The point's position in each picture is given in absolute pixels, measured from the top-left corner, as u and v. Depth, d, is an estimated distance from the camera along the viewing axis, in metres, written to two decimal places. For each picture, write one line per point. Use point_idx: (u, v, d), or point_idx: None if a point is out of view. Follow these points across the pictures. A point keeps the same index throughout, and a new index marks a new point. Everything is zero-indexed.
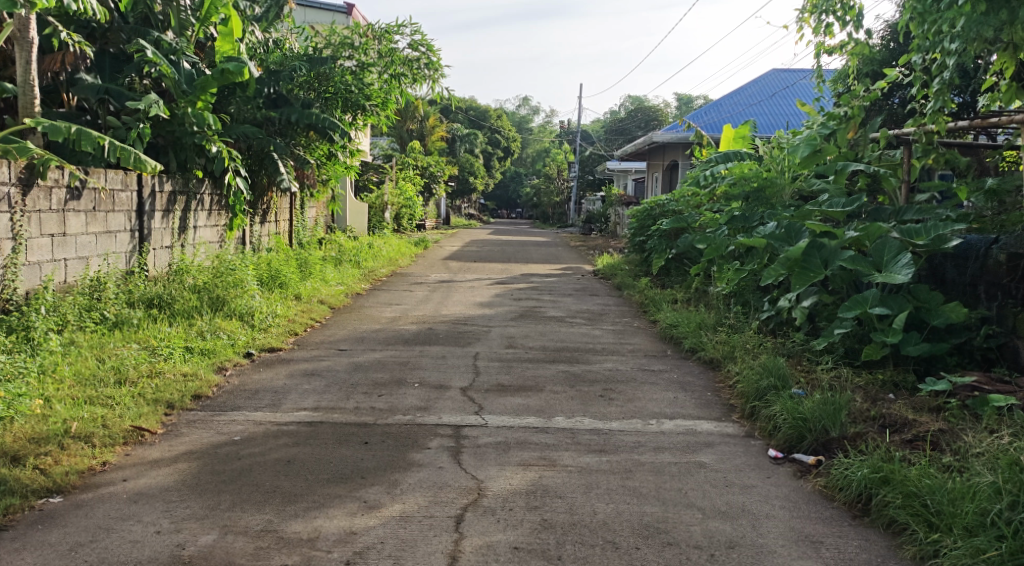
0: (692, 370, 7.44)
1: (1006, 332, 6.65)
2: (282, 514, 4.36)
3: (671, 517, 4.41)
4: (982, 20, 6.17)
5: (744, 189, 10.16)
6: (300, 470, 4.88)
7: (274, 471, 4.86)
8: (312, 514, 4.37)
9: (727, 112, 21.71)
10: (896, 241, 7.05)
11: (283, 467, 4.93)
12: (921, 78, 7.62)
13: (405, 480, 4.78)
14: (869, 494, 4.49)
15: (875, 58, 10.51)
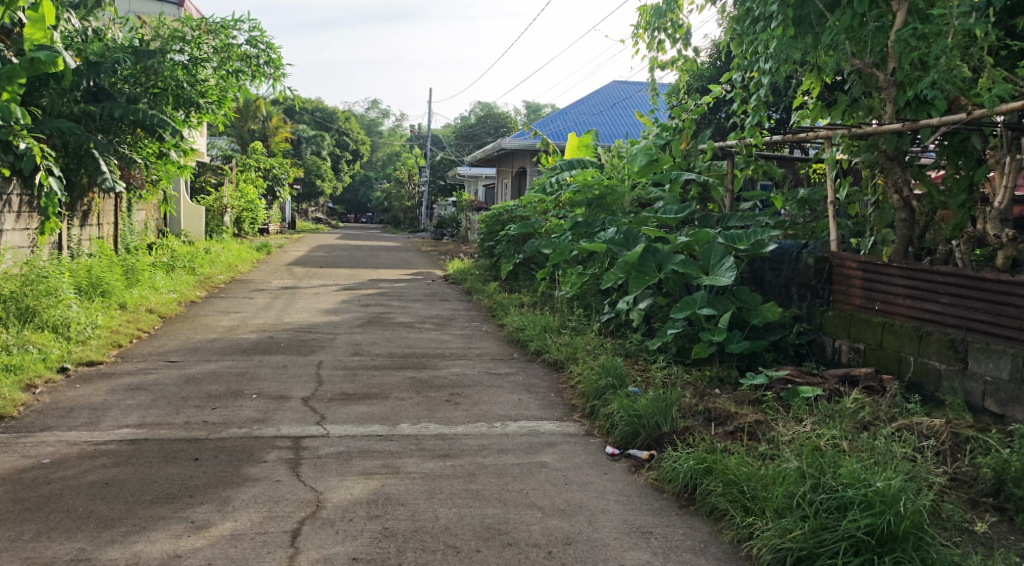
0: (537, 373, 7.63)
1: (814, 330, 7.28)
2: (96, 542, 4.18)
3: (511, 518, 4.53)
4: (791, 43, 6.78)
5: (586, 197, 10.44)
6: (118, 493, 4.69)
7: (88, 496, 4.65)
8: (131, 539, 4.21)
9: (572, 121, 22.38)
10: (721, 246, 7.52)
11: (98, 490, 4.72)
12: (741, 94, 8.18)
13: (238, 496, 4.69)
14: (694, 485, 4.77)
15: (704, 74, 11.18)
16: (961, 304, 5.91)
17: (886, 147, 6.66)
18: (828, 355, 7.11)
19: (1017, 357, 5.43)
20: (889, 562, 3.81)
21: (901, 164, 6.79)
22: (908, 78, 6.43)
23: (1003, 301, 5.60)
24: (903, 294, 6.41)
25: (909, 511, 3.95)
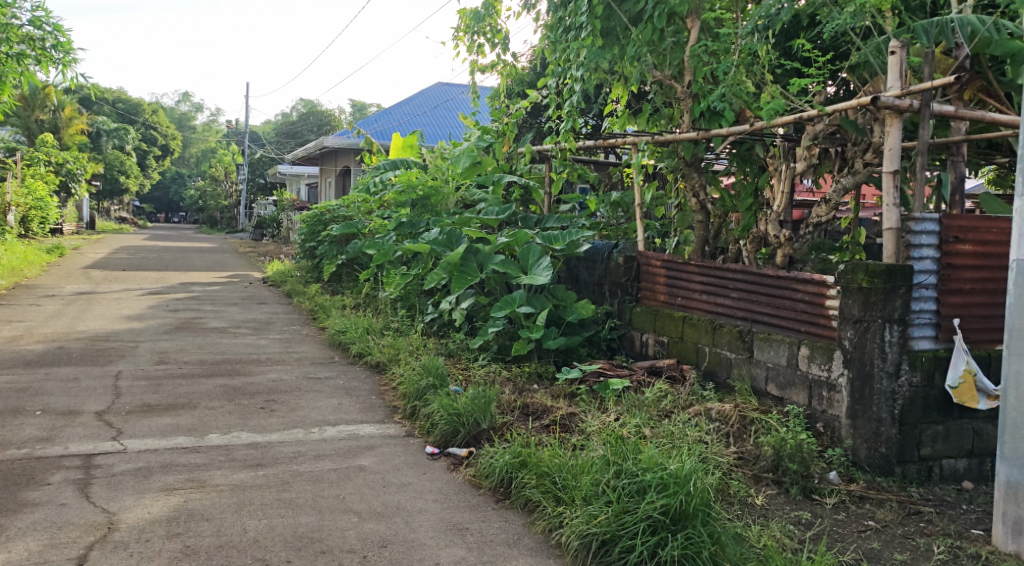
0: (358, 375, 7.62)
1: (624, 325, 7.71)
2: None
3: (325, 525, 4.53)
4: (599, 53, 7.13)
5: (410, 197, 10.35)
6: None
7: None
8: None
9: (395, 121, 22.33)
10: (538, 246, 7.78)
11: None
12: (555, 100, 8.48)
13: (15, 524, 4.42)
14: (509, 479, 4.96)
15: (524, 79, 11.52)
16: (748, 299, 6.51)
17: (684, 154, 7.13)
18: (637, 348, 7.55)
19: (793, 345, 6.01)
20: (682, 538, 4.11)
21: (698, 170, 7.33)
22: (701, 91, 6.97)
23: (782, 295, 6.23)
24: (701, 290, 6.97)
25: (698, 490, 4.27)
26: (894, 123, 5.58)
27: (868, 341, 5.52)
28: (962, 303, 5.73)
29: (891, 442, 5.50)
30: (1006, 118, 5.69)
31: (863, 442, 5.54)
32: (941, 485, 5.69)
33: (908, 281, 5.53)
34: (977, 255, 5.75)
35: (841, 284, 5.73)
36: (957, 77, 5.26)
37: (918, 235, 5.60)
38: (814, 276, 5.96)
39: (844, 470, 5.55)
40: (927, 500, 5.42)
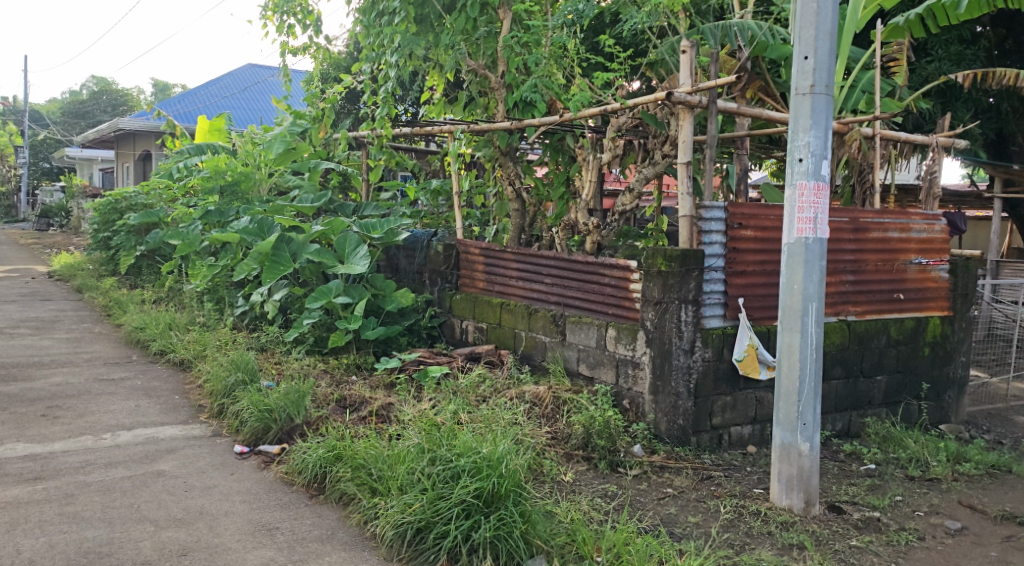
0: (157, 375, 7.24)
1: (444, 313, 7.78)
2: None
3: (116, 538, 4.29)
4: (414, 40, 7.14)
5: (218, 183, 9.73)
6: None
7: None
8: None
9: (199, 102, 21.26)
10: (355, 234, 7.66)
11: None
12: (369, 85, 8.32)
13: None
14: (323, 473, 4.89)
15: (341, 63, 11.29)
16: (561, 285, 6.72)
17: (499, 142, 7.20)
18: (457, 335, 7.62)
19: (602, 327, 6.29)
20: (495, 519, 4.21)
21: (512, 159, 7.43)
22: (514, 81, 7.06)
23: (591, 279, 6.47)
24: (516, 276, 7.11)
25: (510, 471, 4.37)
26: (685, 118, 5.98)
27: (667, 321, 5.90)
28: (745, 283, 6.19)
29: (687, 414, 5.96)
30: (779, 116, 6.32)
31: (663, 416, 5.95)
32: (730, 451, 6.17)
33: (701, 264, 5.95)
34: (758, 239, 6.23)
35: (643, 268, 6.03)
36: (739, 76, 5.69)
37: (707, 221, 6.01)
38: (618, 261, 6.25)
39: (647, 443, 5.93)
40: (718, 465, 5.93)
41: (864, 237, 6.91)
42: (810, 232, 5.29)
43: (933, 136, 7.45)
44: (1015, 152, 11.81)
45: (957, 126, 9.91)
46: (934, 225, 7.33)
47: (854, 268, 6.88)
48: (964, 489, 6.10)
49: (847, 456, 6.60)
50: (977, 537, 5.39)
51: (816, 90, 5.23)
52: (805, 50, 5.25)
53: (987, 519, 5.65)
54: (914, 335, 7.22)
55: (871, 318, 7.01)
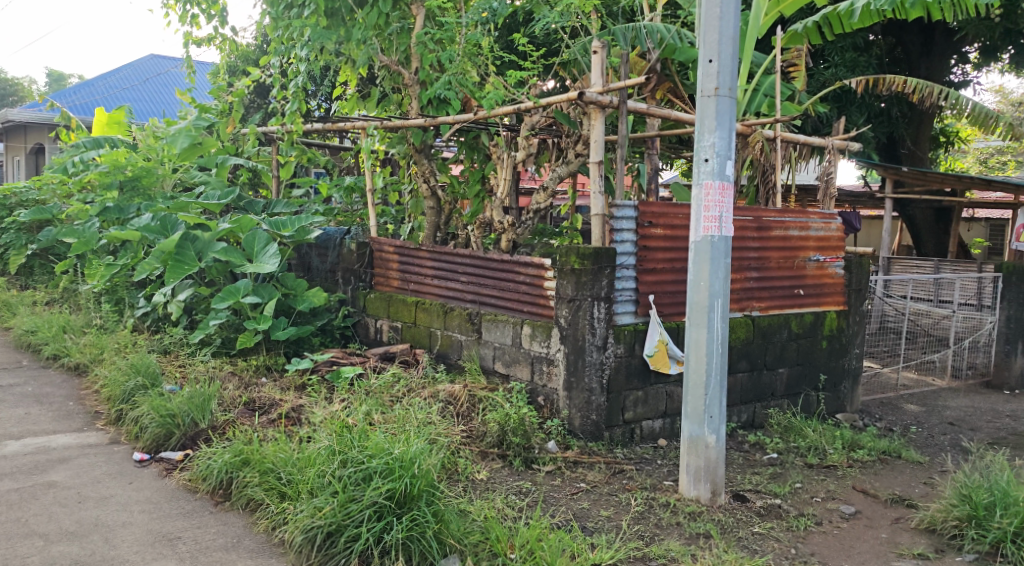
0: (51, 381, 6.98)
1: (358, 312, 7.71)
2: None
3: (4, 554, 4.14)
4: (324, 33, 7.04)
5: (118, 178, 9.19)
6: None
7: None
8: None
9: (97, 93, 20.50)
10: (264, 232, 7.50)
11: None
12: (279, 79, 8.15)
13: None
14: (229, 479, 4.81)
15: (249, 56, 11.06)
16: (477, 282, 6.73)
17: (413, 140, 7.18)
18: (371, 335, 7.58)
19: (517, 325, 6.34)
20: (407, 520, 4.21)
21: (427, 156, 7.36)
22: (428, 78, 7.05)
23: (506, 277, 6.51)
24: (432, 275, 7.10)
25: (422, 471, 4.37)
26: (597, 117, 6.06)
27: (580, 318, 5.97)
28: (656, 280, 6.32)
29: (600, 409, 6.04)
30: (688, 117, 6.47)
31: (577, 412, 6.03)
32: (641, 444, 6.30)
33: (613, 262, 6.04)
34: (668, 238, 6.36)
35: (557, 267, 6.11)
36: (648, 77, 5.81)
37: (619, 220, 6.12)
38: (533, 260, 6.30)
39: (561, 439, 6.02)
40: (630, 459, 6.06)
41: (767, 236, 7.17)
42: (716, 230, 5.49)
43: (830, 138, 7.79)
44: (904, 154, 12.38)
45: (852, 129, 10.63)
46: (831, 223, 7.63)
47: (758, 265, 7.13)
48: (859, 475, 6.39)
49: (751, 446, 6.85)
50: (870, 520, 5.67)
51: (719, 92, 5.44)
52: (710, 53, 5.46)
53: (879, 502, 5.94)
54: (813, 329, 7.50)
55: (774, 313, 7.27)
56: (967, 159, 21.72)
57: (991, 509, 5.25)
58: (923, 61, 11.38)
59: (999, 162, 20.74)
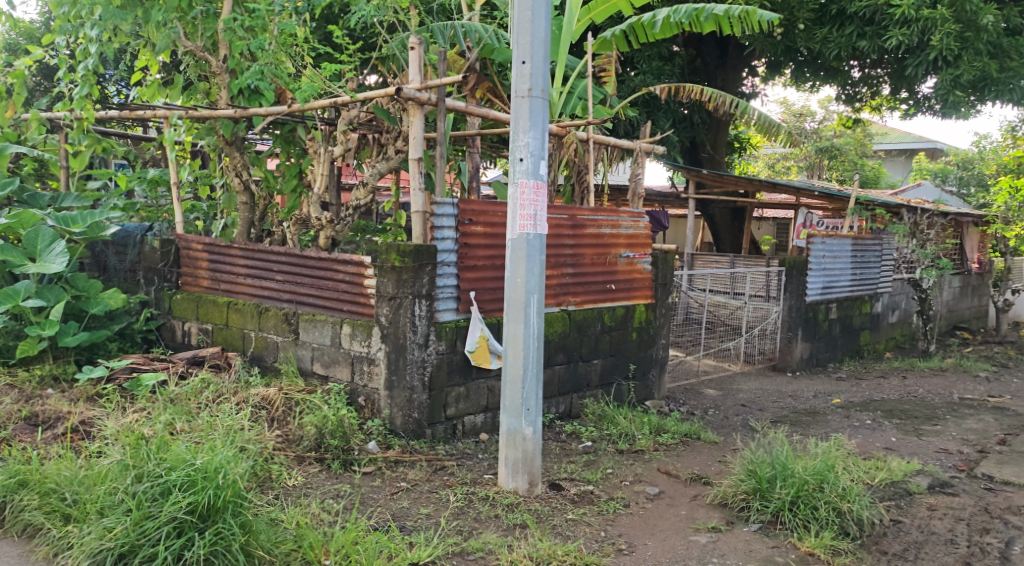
0: None
1: (162, 315, 7.32)
2: None
3: None
4: (118, 13, 6.57)
5: None
6: None
7: None
8: None
9: None
10: (49, 229, 6.84)
11: None
12: (65, 61, 7.51)
13: None
14: (3, 503, 4.41)
15: (31, 35, 10.18)
16: (294, 280, 6.53)
17: (223, 132, 6.84)
18: (177, 339, 7.23)
19: (336, 325, 6.21)
20: (210, 535, 4.03)
21: (239, 148, 7.04)
22: (237, 67, 6.75)
23: (325, 276, 6.35)
24: (245, 274, 6.83)
25: (228, 481, 4.17)
26: (416, 114, 6.02)
27: (401, 316, 5.92)
28: (477, 277, 6.36)
29: (422, 407, 6.02)
30: (507, 116, 6.53)
31: (398, 411, 5.97)
32: (463, 439, 6.32)
33: (433, 260, 6.03)
34: (488, 236, 6.41)
35: (376, 264, 6.02)
36: (467, 75, 5.83)
37: (440, 217, 6.11)
38: (352, 257, 6.16)
39: (382, 439, 5.94)
40: (451, 455, 6.06)
41: (582, 233, 7.39)
42: (531, 228, 5.61)
43: (638, 141, 8.19)
44: (704, 159, 13.15)
45: (658, 133, 11.42)
46: (639, 221, 7.95)
47: (573, 261, 7.34)
48: (663, 457, 6.73)
49: (568, 436, 7.05)
50: (672, 498, 6.00)
51: (533, 94, 5.59)
52: (523, 55, 5.60)
53: (680, 481, 6.28)
54: (624, 321, 7.80)
55: (588, 307, 7.51)
56: (757, 163, 23.37)
57: (773, 482, 5.74)
58: (720, 73, 12.30)
59: (785, 166, 22.46)
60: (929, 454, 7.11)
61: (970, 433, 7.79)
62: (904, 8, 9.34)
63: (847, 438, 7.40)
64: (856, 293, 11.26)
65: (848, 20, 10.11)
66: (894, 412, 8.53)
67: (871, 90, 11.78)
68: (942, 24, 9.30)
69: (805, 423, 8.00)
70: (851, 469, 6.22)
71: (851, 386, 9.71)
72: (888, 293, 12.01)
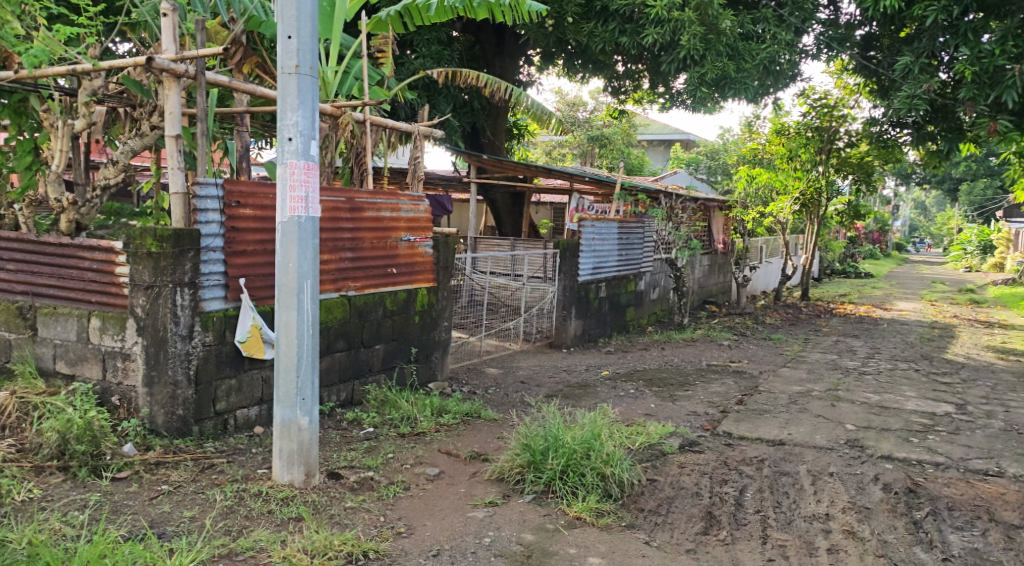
0: None
1: None
2: None
3: None
4: None
5: None
6: None
7: None
8: None
9: None
10: None
11: None
12: None
13: None
14: None
15: None
16: (28, 270, 5.89)
17: None
18: None
19: (83, 317, 5.68)
20: None
21: None
22: None
23: (67, 265, 5.76)
24: None
25: None
26: (171, 87, 5.58)
27: (160, 306, 5.49)
28: (246, 263, 5.99)
29: (187, 403, 5.63)
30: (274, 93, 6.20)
31: (159, 409, 5.55)
32: (235, 434, 5.96)
33: (196, 244, 5.65)
34: (259, 219, 6.06)
35: (128, 250, 5.52)
36: (227, 49, 5.48)
37: (203, 199, 5.70)
38: (100, 243, 5.62)
39: (141, 440, 5.49)
40: (221, 452, 5.70)
41: (360, 217, 7.20)
42: (302, 211, 5.37)
43: (416, 124, 8.08)
44: (485, 144, 13.33)
45: (438, 116, 11.40)
46: (419, 205, 7.86)
47: (351, 244, 7.14)
48: (444, 438, 6.72)
49: (349, 423, 6.86)
50: (451, 477, 5.99)
51: (300, 71, 5.34)
52: (288, 29, 5.32)
53: (459, 461, 6.29)
54: (405, 305, 7.71)
55: (368, 292, 7.34)
56: (534, 150, 23.99)
57: (546, 453, 5.90)
58: (497, 60, 12.48)
59: (559, 153, 23.22)
60: (680, 416, 7.60)
61: (716, 395, 8.42)
62: (656, 9, 9.85)
63: (611, 407, 7.74)
64: (623, 272, 11.81)
65: (611, 16, 10.51)
66: (654, 381, 9.07)
67: (634, 83, 12.72)
68: (689, 26, 9.91)
69: (576, 395, 8.30)
70: (614, 435, 6.52)
71: (618, 359, 10.21)
72: (650, 271, 12.71)
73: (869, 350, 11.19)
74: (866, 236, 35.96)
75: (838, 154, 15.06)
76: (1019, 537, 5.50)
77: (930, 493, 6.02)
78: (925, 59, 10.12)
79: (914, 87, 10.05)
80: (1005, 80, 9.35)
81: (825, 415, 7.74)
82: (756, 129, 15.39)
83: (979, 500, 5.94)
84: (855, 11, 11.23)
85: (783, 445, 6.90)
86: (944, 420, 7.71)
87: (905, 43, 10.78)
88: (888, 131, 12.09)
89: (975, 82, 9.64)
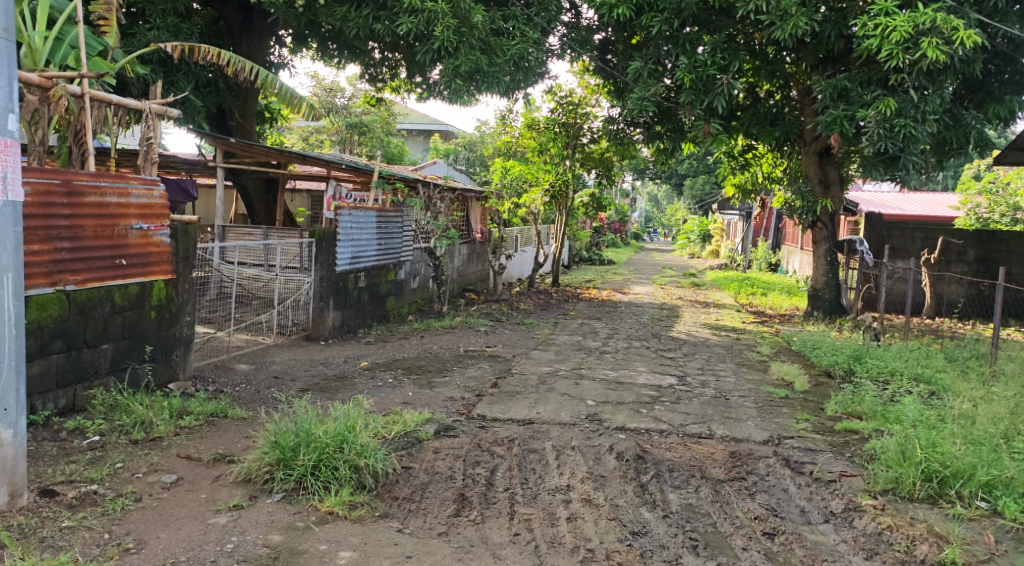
0: None
1: None
2: None
3: None
4: None
5: None
6: None
7: None
8: None
9: None
10: None
11: None
12: None
13: None
14: None
15: None
16: None
17: None
18: None
19: None
20: None
21: None
22: None
23: None
24: None
25: None
26: None
27: None
28: None
29: None
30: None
31: None
32: None
33: None
34: None
35: None
36: None
37: None
38: None
39: None
40: None
41: (79, 202, 6.44)
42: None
43: (147, 102, 7.36)
44: (233, 127, 12.53)
45: (176, 95, 10.55)
46: (153, 190, 7.05)
47: (69, 233, 6.38)
48: (184, 441, 6.19)
49: (70, 433, 6.16)
50: (191, 483, 5.50)
51: None
52: None
53: (201, 464, 5.80)
54: (139, 300, 7.00)
55: (92, 286, 6.58)
56: (290, 136, 23.03)
57: (297, 449, 5.56)
58: (245, 39, 11.76)
59: (317, 139, 22.48)
60: (437, 403, 7.52)
61: (472, 380, 8.45)
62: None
63: (366, 398, 7.51)
64: (381, 261, 11.56)
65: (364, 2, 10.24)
66: (413, 369, 8.95)
67: (390, 71, 12.46)
68: (443, 17, 9.90)
69: (331, 388, 7.99)
70: (368, 425, 6.32)
71: (377, 349, 10.00)
72: (409, 260, 12.56)
73: (609, 331, 11.74)
74: (610, 226, 38.01)
75: (584, 149, 15.69)
76: (724, 489, 5.92)
77: (655, 457, 6.33)
78: (652, 66, 10.71)
79: (644, 91, 10.63)
80: (715, 88, 10.22)
81: (569, 393, 7.98)
82: (509, 122, 15.75)
83: (694, 460, 6.33)
84: (594, 16, 11.76)
85: (532, 424, 7.02)
86: (668, 391, 8.20)
87: (636, 51, 11.50)
88: (624, 130, 12.63)
89: (692, 89, 10.36)
